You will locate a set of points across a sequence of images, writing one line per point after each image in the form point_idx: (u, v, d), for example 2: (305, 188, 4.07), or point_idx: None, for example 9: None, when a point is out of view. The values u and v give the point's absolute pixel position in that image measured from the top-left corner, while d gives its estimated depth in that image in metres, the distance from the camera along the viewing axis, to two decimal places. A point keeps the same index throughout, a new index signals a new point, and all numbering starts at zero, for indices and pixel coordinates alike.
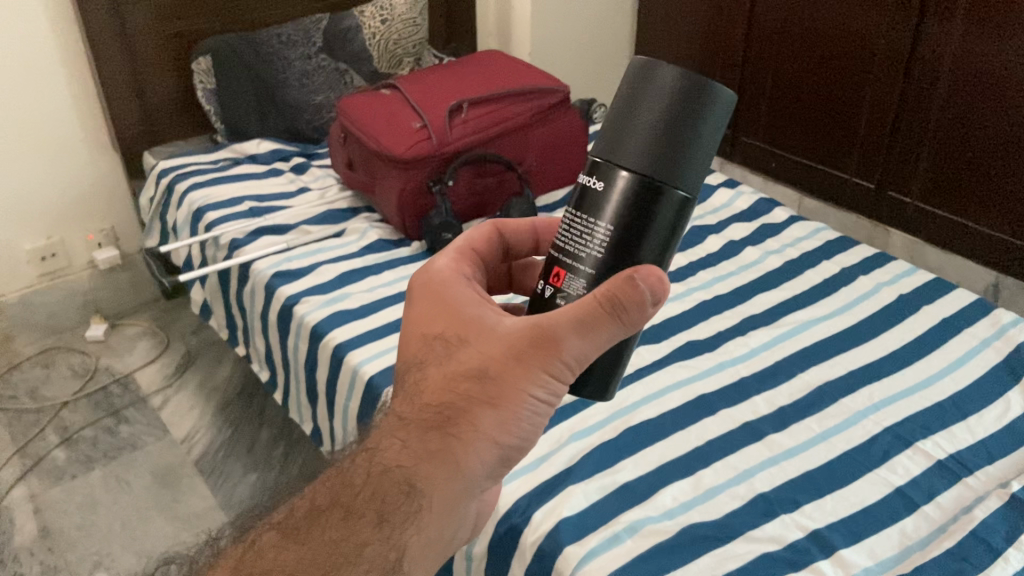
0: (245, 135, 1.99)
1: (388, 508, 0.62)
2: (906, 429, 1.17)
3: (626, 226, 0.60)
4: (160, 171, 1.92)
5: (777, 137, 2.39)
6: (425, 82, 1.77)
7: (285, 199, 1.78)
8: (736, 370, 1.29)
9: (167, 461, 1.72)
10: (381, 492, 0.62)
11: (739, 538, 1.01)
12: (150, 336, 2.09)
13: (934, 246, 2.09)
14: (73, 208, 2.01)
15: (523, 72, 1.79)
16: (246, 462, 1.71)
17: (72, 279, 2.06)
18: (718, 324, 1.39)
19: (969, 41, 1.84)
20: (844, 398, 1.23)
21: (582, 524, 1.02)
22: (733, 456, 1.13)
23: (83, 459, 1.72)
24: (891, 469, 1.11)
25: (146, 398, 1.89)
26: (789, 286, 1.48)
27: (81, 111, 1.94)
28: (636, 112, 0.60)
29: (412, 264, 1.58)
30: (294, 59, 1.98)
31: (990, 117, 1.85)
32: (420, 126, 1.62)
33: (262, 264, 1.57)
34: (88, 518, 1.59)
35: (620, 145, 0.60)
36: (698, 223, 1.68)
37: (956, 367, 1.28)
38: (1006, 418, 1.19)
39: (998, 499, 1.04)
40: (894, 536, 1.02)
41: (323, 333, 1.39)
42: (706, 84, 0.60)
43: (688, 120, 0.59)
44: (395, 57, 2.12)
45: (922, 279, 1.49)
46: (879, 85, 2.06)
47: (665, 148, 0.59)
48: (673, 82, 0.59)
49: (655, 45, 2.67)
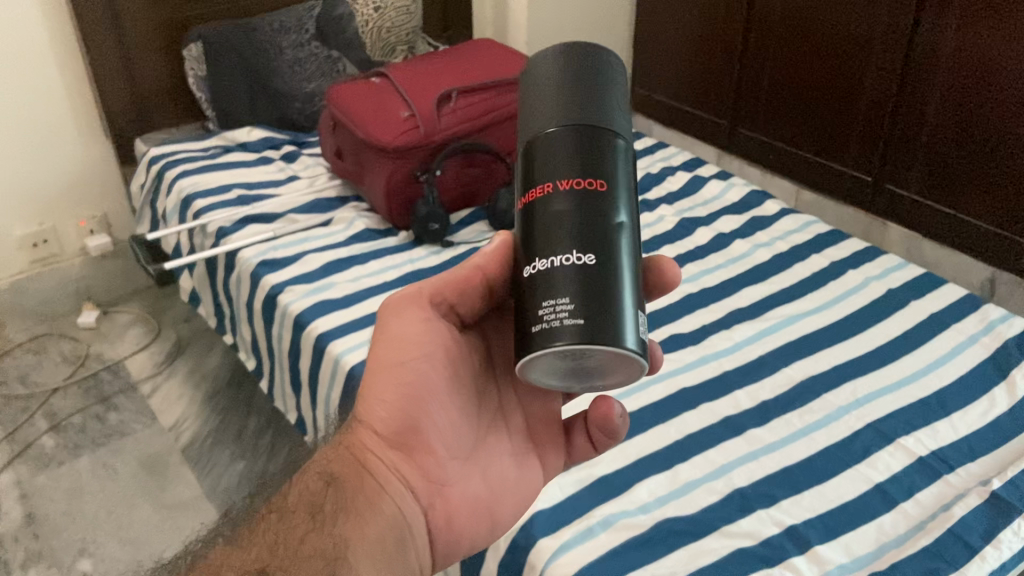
0: (235, 122, 1.99)
1: (316, 504, 0.67)
2: (888, 425, 1.16)
3: (569, 167, 0.54)
4: (150, 158, 1.91)
5: (775, 130, 2.37)
6: (415, 71, 1.75)
7: (274, 187, 1.78)
8: (719, 364, 1.28)
9: (154, 449, 1.72)
10: (307, 492, 0.68)
11: (713, 533, 1.00)
12: (141, 324, 2.09)
13: (930, 240, 2.07)
14: (64, 195, 2.00)
15: (514, 60, 1.78)
16: (232, 450, 1.71)
17: (64, 266, 2.05)
18: (703, 317, 1.38)
19: (967, 33, 1.81)
20: (827, 393, 1.22)
21: (556, 517, 1.02)
22: (711, 450, 1.12)
23: (71, 446, 1.73)
24: (871, 465, 1.10)
25: (135, 385, 1.89)
26: (777, 279, 1.47)
27: (72, 97, 1.93)
28: (538, 81, 0.57)
29: (398, 255, 1.57)
30: (287, 47, 1.96)
31: (987, 111, 1.83)
32: (409, 115, 1.60)
33: (248, 252, 1.56)
34: (74, 505, 1.59)
35: (531, 114, 0.57)
36: (688, 215, 1.67)
37: (942, 363, 1.27)
38: (990, 414, 1.18)
39: (977, 497, 1.03)
40: (871, 532, 1.01)
41: (305, 323, 1.39)
42: (593, 45, 0.58)
43: (587, 70, 0.56)
44: (388, 45, 2.11)
45: (912, 273, 1.47)
46: (878, 77, 2.04)
47: (575, 95, 0.55)
48: (560, 51, 0.57)
49: (654, 35, 2.64)
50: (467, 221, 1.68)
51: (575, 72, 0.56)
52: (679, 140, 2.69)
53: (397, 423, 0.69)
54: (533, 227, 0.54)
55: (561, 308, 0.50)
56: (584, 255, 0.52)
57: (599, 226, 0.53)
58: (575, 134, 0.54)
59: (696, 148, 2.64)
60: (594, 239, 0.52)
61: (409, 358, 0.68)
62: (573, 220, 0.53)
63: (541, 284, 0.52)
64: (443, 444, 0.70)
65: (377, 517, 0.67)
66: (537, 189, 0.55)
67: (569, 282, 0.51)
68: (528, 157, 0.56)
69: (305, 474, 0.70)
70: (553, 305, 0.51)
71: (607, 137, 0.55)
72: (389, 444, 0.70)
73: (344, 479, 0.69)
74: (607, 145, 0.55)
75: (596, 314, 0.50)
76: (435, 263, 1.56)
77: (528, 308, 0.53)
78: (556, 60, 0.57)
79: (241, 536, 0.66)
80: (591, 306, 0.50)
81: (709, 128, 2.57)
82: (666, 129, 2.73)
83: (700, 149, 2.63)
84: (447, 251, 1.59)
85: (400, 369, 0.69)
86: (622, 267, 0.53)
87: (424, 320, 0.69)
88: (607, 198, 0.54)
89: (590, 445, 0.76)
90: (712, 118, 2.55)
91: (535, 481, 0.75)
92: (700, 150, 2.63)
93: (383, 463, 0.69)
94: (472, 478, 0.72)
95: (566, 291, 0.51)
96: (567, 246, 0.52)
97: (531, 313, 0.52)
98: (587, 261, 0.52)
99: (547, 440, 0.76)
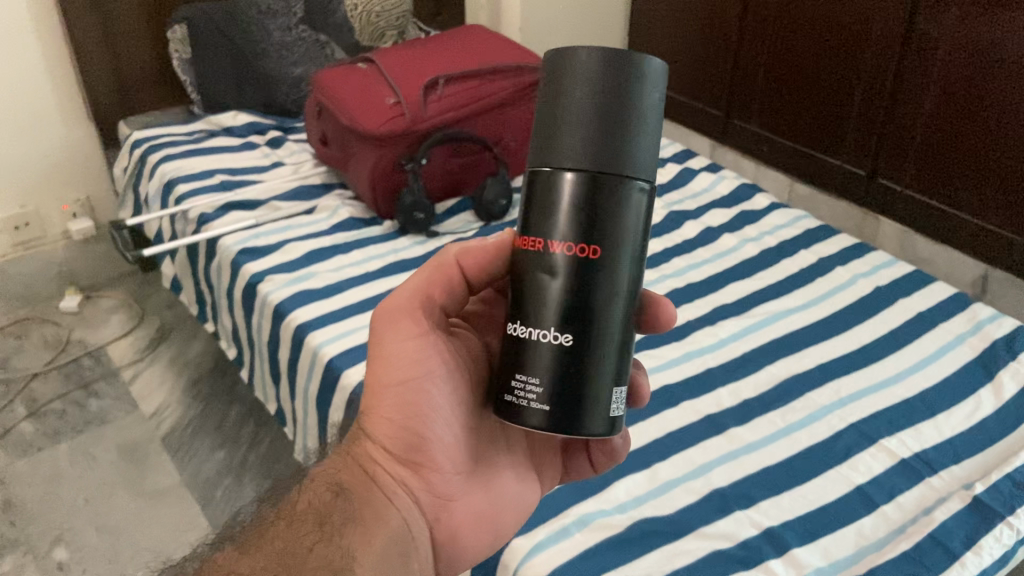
0: (221, 106, 1.96)
1: (325, 513, 0.65)
2: (871, 425, 1.15)
3: (574, 226, 0.56)
4: (133, 142, 1.88)
5: (769, 121, 2.34)
6: (403, 57, 1.72)
7: (259, 174, 1.75)
8: (702, 360, 1.26)
9: (134, 436, 1.70)
10: (314, 502, 0.67)
11: (690, 535, 0.98)
12: (125, 309, 2.07)
13: (923, 236, 2.05)
14: (47, 177, 1.97)
15: (504, 48, 1.75)
16: (213, 440, 1.69)
17: (47, 250, 2.03)
18: (687, 313, 1.36)
19: (966, 26, 1.79)
20: (811, 392, 1.20)
21: (532, 516, 1.00)
22: (692, 449, 1.11)
23: (50, 432, 1.71)
24: (853, 466, 1.09)
25: (117, 371, 1.87)
26: (764, 275, 1.45)
27: (54, 78, 1.89)
28: (563, 99, 0.56)
29: (382, 244, 1.55)
30: (274, 29, 1.91)
31: (982, 106, 1.81)
32: (394, 102, 1.58)
33: (230, 240, 1.54)
34: (52, 492, 1.58)
35: (549, 137, 0.56)
36: (677, 209, 1.64)
37: (928, 363, 1.26)
38: (975, 417, 1.16)
39: (959, 501, 1.02)
40: (850, 535, 0.99)
41: (285, 313, 1.37)
42: (632, 56, 0.55)
43: (615, 99, 0.55)
44: (378, 30, 2.06)
45: (901, 271, 1.45)
46: (873, 70, 2.01)
47: (597, 134, 0.55)
48: (592, 63, 0.55)
49: (649, 24, 2.60)
50: (454, 211, 1.66)
51: (604, 93, 0.55)
52: (673, 130, 2.66)
53: (403, 441, 0.68)
54: (523, 277, 0.58)
55: (541, 382, 0.57)
56: (566, 334, 0.57)
57: (590, 296, 0.57)
58: (581, 185, 0.55)
59: (690, 139, 2.62)
60: (583, 311, 0.57)
61: (417, 377, 0.67)
62: (567, 287, 0.56)
63: (520, 355, 0.58)
64: (449, 461, 0.69)
65: (383, 527, 0.66)
66: (535, 239, 0.58)
67: (548, 359, 0.57)
68: (530, 184, 0.58)
69: (311, 482, 0.69)
70: (534, 376, 0.57)
71: (615, 190, 0.55)
72: (395, 459, 0.68)
73: (353, 489, 0.68)
74: (616, 200, 0.55)
75: (562, 394, 0.57)
76: (419, 253, 1.54)
77: (515, 364, 0.58)
78: (581, 87, 0.55)
79: (248, 541, 0.64)
80: (568, 393, 0.57)
81: (703, 119, 2.54)
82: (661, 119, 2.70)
83: (694, 140, 2.61)
84: (431, 242, 1.57)
85: (402, 390, 0.67)
86: (604, 337, 0.58)
87: (419, 337, 0.67)
88: (605, 263, 0.56)
89: (587, 464, 0.80)
90: (706, 109, 2.52)
91: (535, 497, 0.77)
92: (693, 141, 2.61)
93: (390, 477, 0.68)
94: (472, 494, 0.72)
95: (546, 367, 0.57)
96: (554, 317, 0.57)
97: (514, 370, 0.58)
98: (569, 341, 0.57)
99: (546, 456, 0.78)
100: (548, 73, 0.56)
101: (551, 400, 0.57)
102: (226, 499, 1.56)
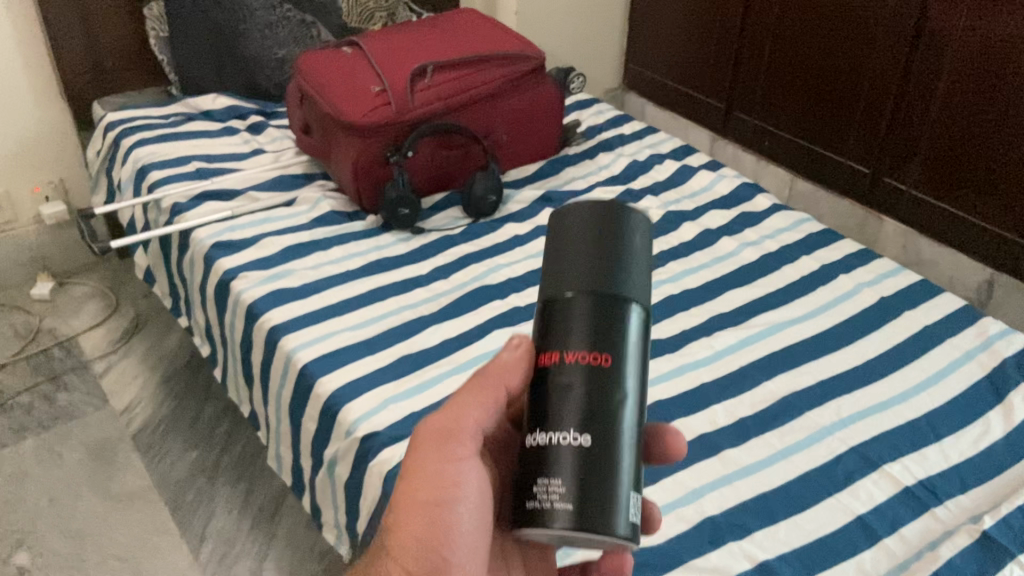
0: (201, 88, 1.87)
1: None
2: (873, 449, 1.08)
3: (589, 334, 0.52)
4: (108, 124, 1.79)
5: (771, 115, 2.27)
6: (391, 42, 1.64)
7: (237, 161, 1.67)
8: (697, 375, 1.20)
9: (104, 433, 1.63)
10: None
11: (679, 568, 0.92)
12: (99, 297, 1.99)
13: (927, 237, 1.99)
14: (19, 158, 1.89)
15: (498, 34, 1.67)
16: (186, 438, 1.63)
17: (17, 234, 1.94)
18: (682, 323, 1.29)
19: (979, 19, 1.71)
20: (810, 411, 1.14)
21: None
22: (684, 472, 1.04)
23: (16, 427, 1.63)
24: (853, 494, 1.03)
25: (88, 363, 1.80)
26: (764, 282, 1.38)
27: (25, 53, 1.80)
28: (569, 239, 0.54)
29: (363, 241, 1.48)
30: (257, 8, 1.83)
31: (993, 103, 1.73)
32: (379, 90, 1.50)
33: (204, 232, 1.47)
34: (15, 491, 1.51)
35: (558, 267, 0.54)
36: (674, 207, 1.56)
37: (935, 382, 1.19)
38: (983, 442, 1.10)
39: (967, 535, 0.96)
40: (850, 571, 0.93)
41: (259, 313, 1.30)
42: (625, 207, 0.56)
43: (615, 234, 0.54)
44: (366, 11, 1.96)
45: (907, 281, 1.38)
46: (881, 65, 1.94)
47: (604, 263, 0.53)
48: (593, 211, 0.55)
49: (649, 10, 2.52)
50: (441, 205, 1.58)
51: (607, 233, 0.54)
52: (672, 121, 2.59)
53: (429, 563, 0.57)
54: (541, 394, 0.53)
55: (564, 492, 0.49)
56: (580, 435, 0.51)
57: (608, 406, 0.51)
58: (591, 305, 0.53)
59: (689, 131, 2.54)
60: (604, 421, 0.51)
61: (450, 494, 0.57)
62: (588, 393, 0.51)
63: (538, 462, 0.51)
64: None
65: None
66: (552, 355, 0.53)
67: (567, 463, 0.50)
68: (545, 312, 0.54)
69: None
70: (558, 485, 0.50)
71: (614, 310, 0.52)
72: None
73: None
74: (613, 319, 0.52)
75: (587, 504, 0.49)
76: (403, 251, 1.47)
77: (533, 468, 0.51)
78: (578, 233, 0.54)
79: None
80: (593, 500, 0.49)
81: (704, 111, 2.47)
82: (660, 109, 2.62)
83: (693, 132, 2.53)
84: (416, 239, 1.50)
85: (435, 507, 0.57)
86: (623, 452, 0.51)
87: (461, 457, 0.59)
88: (619, 375, 0.52)
89: None
90: (707, 100, 2.44)
91: None
92: (692, 133, 2.54)
93: None
94: None
95: (570, 470, 0.50)
96: (571, 418, 0.51)
97: (536, 475, 0.51)
98: (584, 442, 0.50)
99: None
100: (548, 236, 0.56)
101: (579, 506, 0.49)
102: (197, 504, 1.50)
